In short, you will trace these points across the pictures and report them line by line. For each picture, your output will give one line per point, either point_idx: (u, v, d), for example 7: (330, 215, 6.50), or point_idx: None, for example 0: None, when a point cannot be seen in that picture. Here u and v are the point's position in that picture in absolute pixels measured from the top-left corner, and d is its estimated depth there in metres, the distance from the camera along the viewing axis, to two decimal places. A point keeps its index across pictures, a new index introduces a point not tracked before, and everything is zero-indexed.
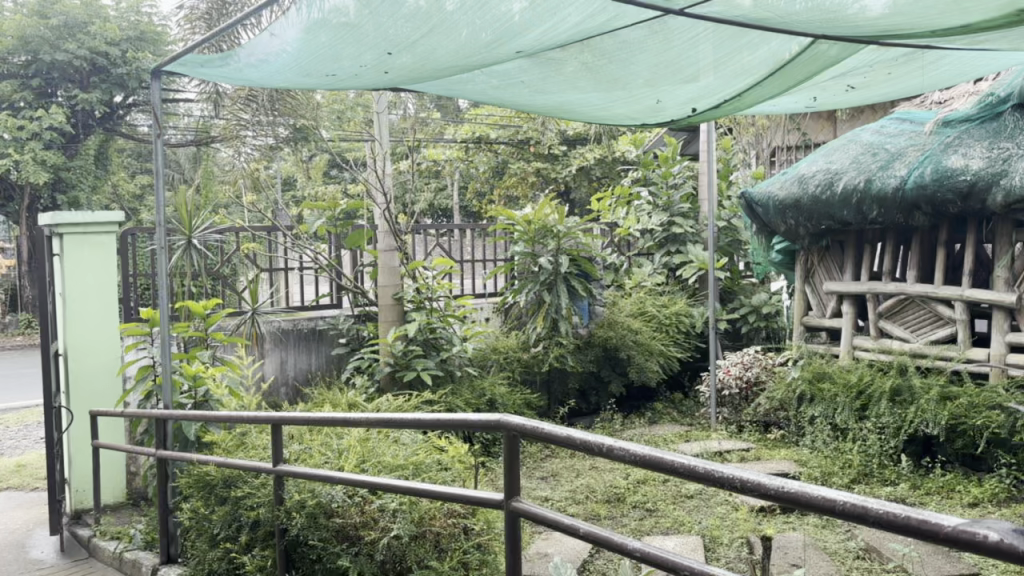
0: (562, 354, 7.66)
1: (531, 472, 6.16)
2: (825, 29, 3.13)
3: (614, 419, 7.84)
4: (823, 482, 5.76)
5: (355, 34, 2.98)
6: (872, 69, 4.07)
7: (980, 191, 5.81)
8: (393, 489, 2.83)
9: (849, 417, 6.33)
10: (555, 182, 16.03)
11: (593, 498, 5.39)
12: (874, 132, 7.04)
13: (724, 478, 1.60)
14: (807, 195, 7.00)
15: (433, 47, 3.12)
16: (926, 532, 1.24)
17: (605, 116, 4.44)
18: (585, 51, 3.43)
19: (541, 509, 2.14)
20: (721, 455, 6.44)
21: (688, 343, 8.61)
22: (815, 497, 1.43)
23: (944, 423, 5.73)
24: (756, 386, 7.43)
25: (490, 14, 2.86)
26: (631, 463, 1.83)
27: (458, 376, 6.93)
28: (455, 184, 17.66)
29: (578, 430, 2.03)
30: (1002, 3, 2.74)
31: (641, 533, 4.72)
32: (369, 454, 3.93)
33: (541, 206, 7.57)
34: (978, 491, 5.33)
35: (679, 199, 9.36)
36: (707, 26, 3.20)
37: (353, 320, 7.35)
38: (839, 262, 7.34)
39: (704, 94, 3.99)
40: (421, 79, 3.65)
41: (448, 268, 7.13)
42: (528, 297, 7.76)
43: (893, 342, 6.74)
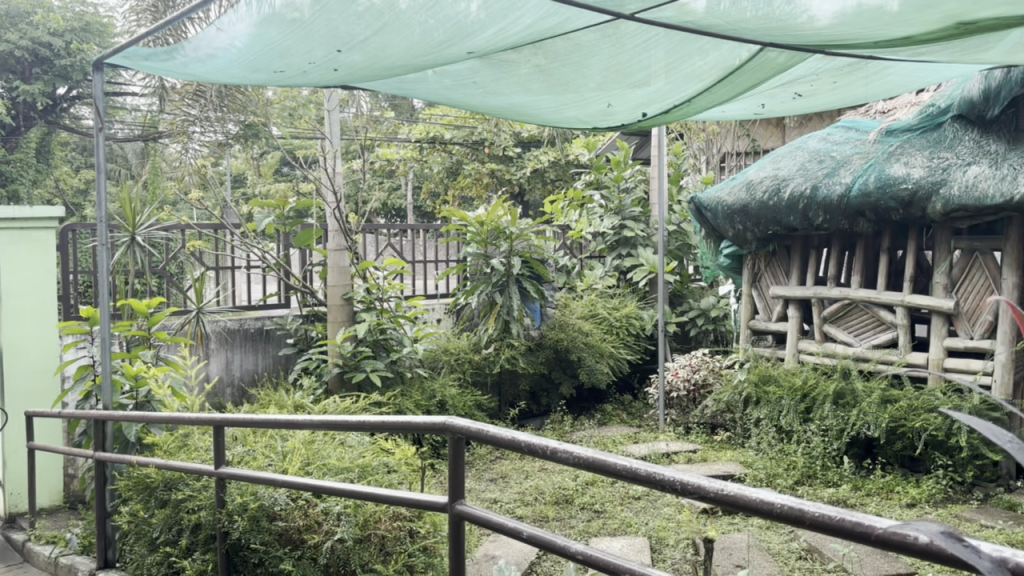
0: (513, 356, 7.74)
1: (479, 473, 6.16)
2: (773, 38, 3.19)
3: (564, 420, 7.87)
4: (767, 484, 5.84)
5: (306, 31, 2.94)
6: (818, 78, 4.15)
7: (921, 199, 5.97)
8: (338, 492, 2.79)
9: (793, 420, 6.45)
10: (509, 184, 16.01)
11: (541, 500, 5.41)
12: (821, 140, 7.17)
13: (666, 481, 1.61)
14: (755, 201, 7.09)
15: (384, 46, 3.09)
16: (859, 534, 1.27)
17: (557, 119, 4.45)
18: (537, 54, 3.43)
19: (485, 512, 2.13)
20: (668, 456, 6.51)
21: (637, 345, 8.68)
22: (753, 500, 1.45)
23: (884, 426, 5.86)
24: (703, 389, 7.54)
25: (443, 13, 2.84)
26: (573, 465, 1.84)
27: (408, 377, 6.88)
28: (408, 183, 17.57)
29: (523, 433, 2.03)
30: (944, 15, 2.83)
31: (588, 535, 4.73)
32: (314, 456, 3.90)
33: (494, 208, 7.56)
34: (916, 492, 5.47)
35: (631, 203, 9.44)
36: (658, 31, 3.23)
37: (301, 319, 7.21)
38: (785, 267, 7.45)
39: (654, 99, 4.02)
40: (372, 77, 3.61)
41: (400, 268, 7.07)
42: (479, 299, 7.77)
43: (838, 346, 6.86)
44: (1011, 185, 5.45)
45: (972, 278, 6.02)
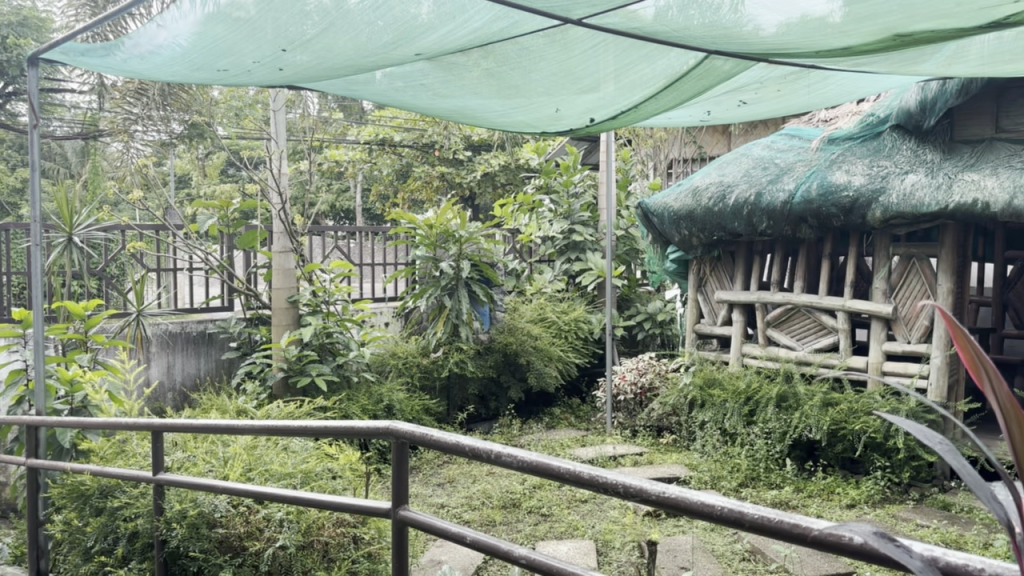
0: (462, 360, 7.68)
1: (427, 478, 6.12)
2: (718, 46, 3.23)
3: (512, 424, 7.85)
4: (712, 486, 5.90)
5: (251, 30, 2.89)
6: (763, 86, 4.22)
7: (861, 207, 6.10)
8: (280, 498, 2.74)
9: (737, 422, 6.55)
10: (459, 187, 15.97)
11: (488, 505, 5.39)
12: (765, 147, 7.31)
13: (609, 484, 1.62)
14: (700, 207, 7.18)
15: (329, 46, 3.06)
16: (796, 535, 1.30)
17: (505, 122, 4.45)
18: (485, 58, 3.42)
19: (429, 517, 2.12)
20: (615, 459, 6.54)
21: (586, 349, 8.72)
22: (694, 502, 1.47)
23: (826, 429, 5.98)
24: (650, 392, 7.62)
25: (391, 14, 2.82)
26: (517, 469, 1.83)
27: (355, 381, 6.81)
28: (357, 185, 17.41)
29: (467, 436, 2.02)
30: (881, 27, 2.91)
31: (535, 539, 4.73)
32: (256, 462, 3.84)
33: (443, 211, 7.52)
34: (856, 493, 5.59)
35: (580, 208, 9.50)
36: (606, 38, 3.25)
37: (244, 322, 7.11)
38: (729, 272, 7.57)
39: (601, 104, 4.05)
40: (318, 77, 3.57)
41: (347, 271, 7.00)
42: (427, 302, 7.74)
43: (780, 349, 6.98)
44: (946, 194, 5.63)
45: (909, 284, 6.17)
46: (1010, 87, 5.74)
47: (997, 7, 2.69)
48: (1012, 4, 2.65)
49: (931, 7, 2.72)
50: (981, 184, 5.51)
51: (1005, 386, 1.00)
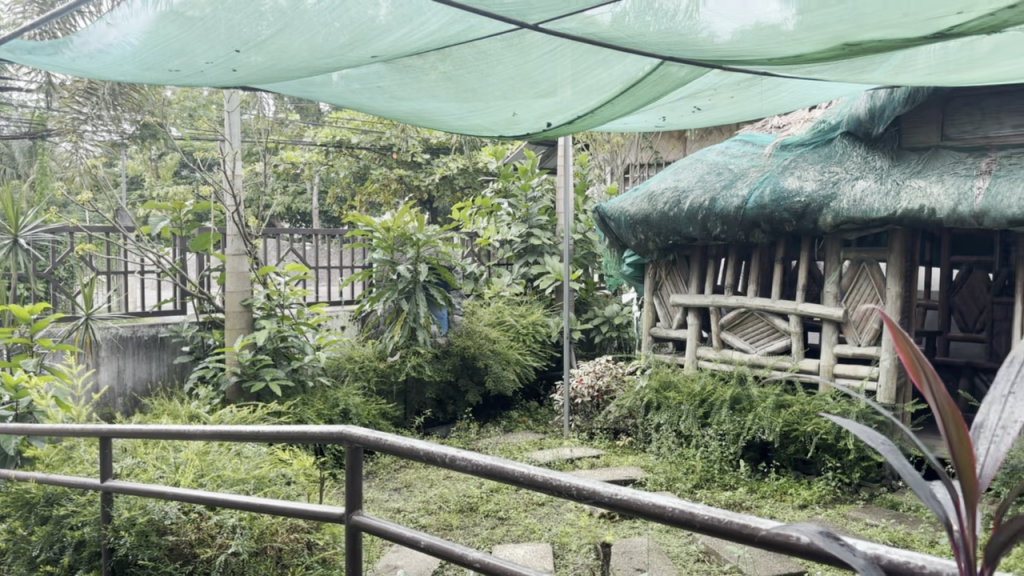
0: (419, 364, 7.65)
1: (383, 483, 6.09)
2: (673, 52, 3.27)
3: (470, 428, 7.83)
4: (667, 488, 5.95)
5: (204, 30, 2.85)
6: (717, 92, 4.27)
7: (812, 212, 6.21)
8: (232, 504, 2.70)
9: (692, 425, 6.62)
10: (417, 190, 15.90)
11: (445, 509, 5.37)
12: (719, 153, 7.42)
13: (562, 487, 1.63)
14: (656, 211, 7.25)
15: (284, 47, 3.03)
16: (745, 535, 1.32)
17: (462, 126, 4.44)
18: (442, 61, 3.42)
19: (384, 522, 2.11)
20: (572, 461, 6.57)
21: (543, 352, 8.76)
22: (645, 504, 1.48)
23: (778, 430, 6.07)
24: (607, 395, 7.67)
25: (347, 16, 2.81)
26: (471, 473, 1.83)
27: (310, 386, 6.74)
28: (314, 188, 17.26)
29: (422, 440, 2.02)
30: (831, 36, 2.97)
31: (492, 542, 4.73)
32: (208, 467, 3.79)
33: (400, 214, 7.49)
34: (808, 493, 5.68)
35: (538, 212, 9.52)
36: (563, 42, 3.27)
37: (197, 326, 7.02)
38: (684, 275, 7.65)
39: (557, 109, 4.07)
40: (273, 78, 3.52)
41: (302, 274, 6.92)
42: (384, 305, 7.69)
43: (734, 352, 7.07)
44: (894, 200, 5.76)
45: (859, 288, 6.31)
46: (956, 97, 5.87)
47: (942, 18, 2.78)
48: (956, 14, 2.74)
49: (878, 17, 2.79)
50: (927, 190, 5.65)
51: (943, 386, 1.04)
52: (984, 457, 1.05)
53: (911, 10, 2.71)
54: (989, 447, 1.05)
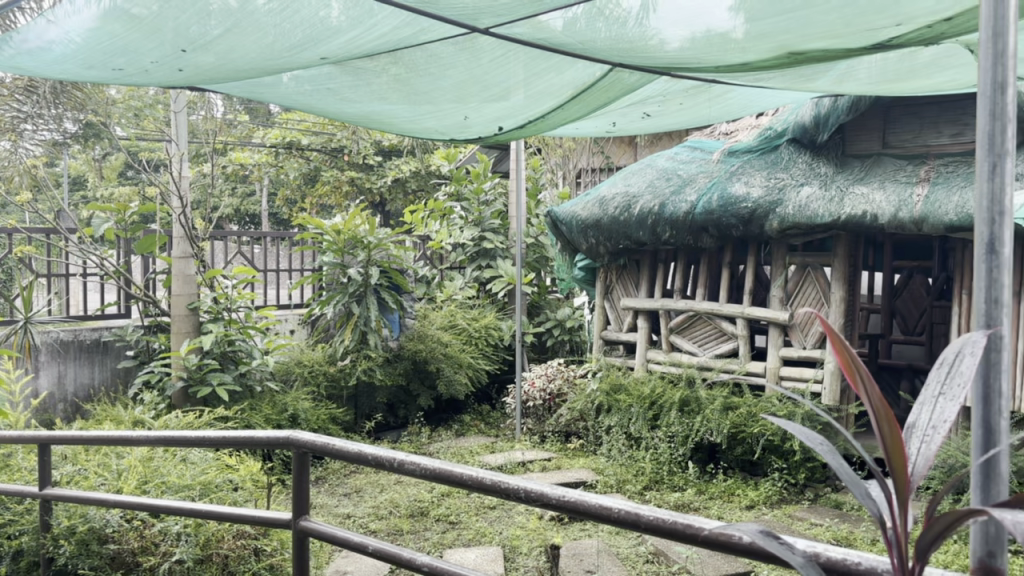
0: (370, 368, 7.61)
1: (333, 488, 6.03)
2: (623, 58, 3.31)
3: (421, 432, 7.79)
4: (618, 490, 6.00)
5: (150, 29, 2.80)
6: (665, 99, 4.33)
7: (759, 217, 6.31)
8: (177, 511, 2.65)
9: (642, 427, 6.68)
10: (369, 193, 15.78)
11: (395, 514, 5.34)
12: (668, 159, 7.50)
13: (511, 490, 1.64)
14: (607, 216, 7.30)
15: (232, 47, 2.99)
16: (688, 535, 1.35)
17: (413, 129, 4.43)
18: (393, 63, 3.40)
19: (331, 528, 2.09)
20: (524, 464, 6.59)
21: (495, 356, 8.77)
22: (591, 505, 1.50)
23: (726, 431, 6.16)
24: (558, 398, 7.71)
25: (297, 17, 2.79)
26: (421, 476, 1.84)
27: (258, 391, 6.65)
28: (264, 190, 17.04)
29: (370, 445, 2.01)
30: (776, 44, 3.03)
31: (443, 547, 4.71)
32: (152, 474, 3.72)
33: (351, 216, 7.45)
34: (755, 494, 5.77)
35: (490, 215, 9.52)
36: (514, 47, 3.28)
37: (141, 330, 6.88)
38: (635, 279, 7.72)
39: (509, 113, 4.08)
40: (220, 79, 3.48)
41: (250, 277, 6.83)
42: (335, 309, 7.63)
43: (683, 355, 7.16)
44: (838, 206, 5.90)
45: (805, 292, 6.44)
46: (895, 106, 6.06)
47: (882, 29, 2.85)
48: (894, 26, 2.82)
49: (822, 27, 2.85)
50: (869, 197, 5.79)
51: (877, 387, 1.08)
52: (916, 456, 1.08)
53: (852, 21, 2.78)
54: (921, 445, 1.09)
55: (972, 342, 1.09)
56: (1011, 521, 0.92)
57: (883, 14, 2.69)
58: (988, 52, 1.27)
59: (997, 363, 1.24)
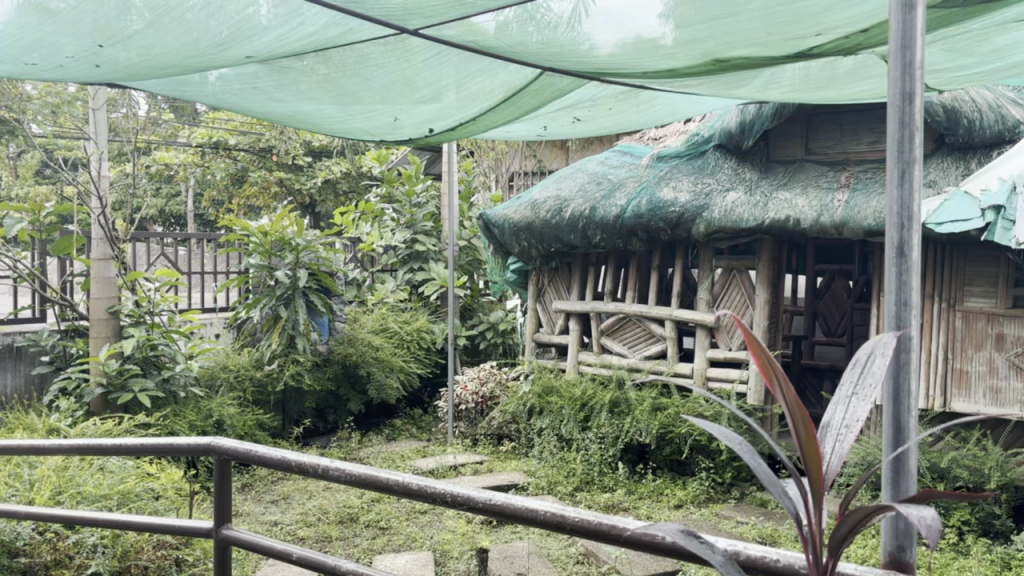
0: (298, 372, 7.49)
1: (259, 496, 5.90)
2: (553, 62, 3.33)
3: (351, 437, 7.69)
4: (549, 491, 6.03)
5: (65, 23, 2.70)
6: (596, 104, 4.37)
7: (686, 221, 6.41)
8: (92, 522, 2.56)
9: (573, 428, 6.73)
10: (298, 194, 15.54)
11: (324, 520, 5.26)
12: (599, 163, 7.59)
13: (437, 494, 1.63)
14: (539, 219, 7.34)
15: (153, 43, 2.91)
16: (612, 535, 1.37)
17: (343, 129, 4.38)
18: (321, 63, 3.35)
19: (255, 537, 2.05)
20: (455, 468, 6.56)
21: (427, 359, 8.73)
22: (517, 508, 1.50)
23: (654, 432, 6.24)
24: (491, 401, 7.71)
25: (222, 13, 2.72)
26: (345, 483, 1.81)
27: (182, 397, 6.48)
28: (189, 190, 16.63)
29: (294, 451, 1.97)
30: (703, 52, 3.09)
31: (372, 553, 4.65)
32: (66, 484, 3.61)
33: (278, 218, 7.33)
34: (683, 494, 5.86)
35: (422, 217, 9.45)
36: (445, 50, 3.27)
37: (58, 335, 6.63)
38: (566, 282, 7.78)
39: (440, 115, 4.07)
40: (141, 76, 3.37)
41: (173, 279, 6.62)
42: (261, 313, 7.49)
43: (613, 357, 7.24)
44: (762, 211, 6.03)
45: (730, 295, 6.59)
46: (817, 114, 6.24)
47: (804, 39, 2.93)
48: (815, 36, 2.90)
49: (746, 35, 2.92)
50: (792, 203, 5.94)
51: (792, 387, 1.11)
52: (830, 455, 1.11)
53: (775, 30, 2.85)
54: (836, 444, 1.11)
55: (884, 344, 1.12)
56: (917, 515, 0.94)
57: (804, 24, 2.77)
58: (896, 62, 1.32)
59: (906, 362, 1.29)
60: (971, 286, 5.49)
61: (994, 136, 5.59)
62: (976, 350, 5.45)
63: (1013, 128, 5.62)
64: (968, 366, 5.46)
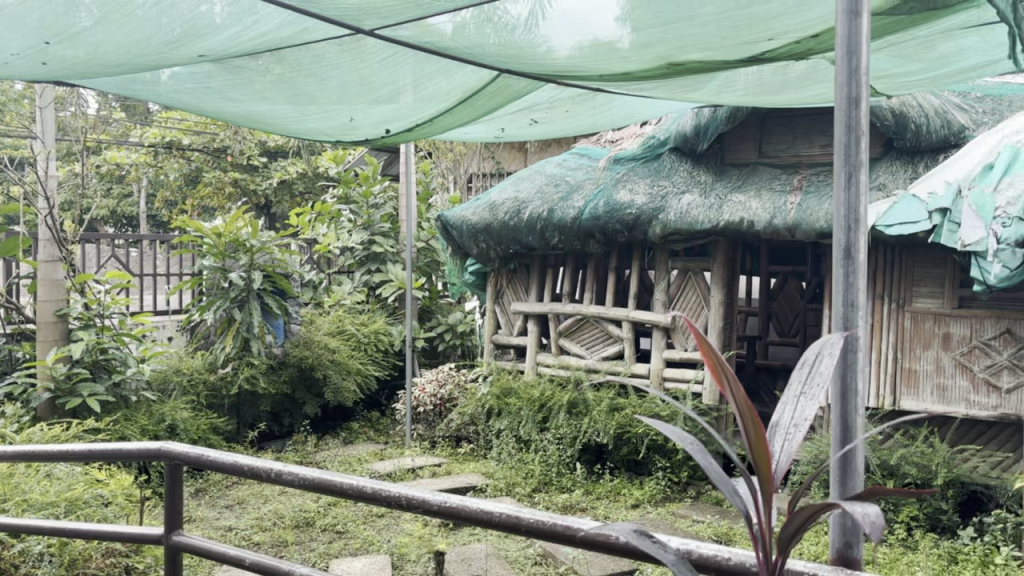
0: (253, 376, 7.40)
1: (213, 501, 5.82)
2: (510, 64, 3.34)
3: (307, 440, 7.62)
4: (507, 493, 6.04)
5: (9, 19, 2.63)
6: (554, 106, 4.38)
7: (642, 223, 6.46)
8: (37, 529, 2.50)
9: (531, 429, 6.74)
10: (254, 195, 15.34)
11: (279, 524, 5.20)
12: (557, 166, 7.62)
13: (392, 498, 1.62)
14: (497, 221, 7.34)
15: (102, 41, 2.85)
16: (567, 536, 1.38)
17: (298, 130, 4.33)
18: (276, 63, 3.32)
19: (208, 542, 2.02)
20: (413, 471, 6.53)
21: (385, 361, 8.69)
22: (473, 510, 1.50)
23: (612, 432, 6.28)
24: (449, 403, 7.69)
25: (174, 11, 2.68)
26: (299, 487, 1.79)
27: (133, 401, 6.36)
28: (141, 191, 16.32)
29: (247, 455, 1.95)
30: (657, 55, 3.12)
31: (329, 557, 4.62)
32: (12, 491, 3.53)
33: (233, 219, 7.25)
34: (640, 493, 5.91)
35: (379, 218, 9.39)
36: (402, 50, 3.26)
37: (3, 339, 6.45)
38: (524, 284, 7.80)
39: (396, 116, 4.05)
40: (90, 74, 3.31)
41: (124, 282, 6.48)
42: (215, 315, 7.38)
43: (571, 358, 7.27)
44: (716, 213, 6.10)
45: (686, 296, 6.66)
46: (770, 117, 6.34)
47: (756, 43, 2.97)
48: (767, 41, 2.95)
49: (700, 40, 2.96)
50: (746, 205, 6.02)
51: (742, 387, 1.12)
52: (779, 453, 1.13)
53: (728, 34, 2.89)
54: (784, 443, 1.13)
55: (830, 344, 1.14)
56: (861, 512, 0.96)
57: (757, 28, 2.82)
58: (844, 67, 1.34)
59: (853, 362, 1.32)
60: (919, 287, 5.61)
61: (940, 140, 5.73)
62: (923, 349, 5.57)
63: (958, 133, 5.78)
64: (917, 366, 5.58)
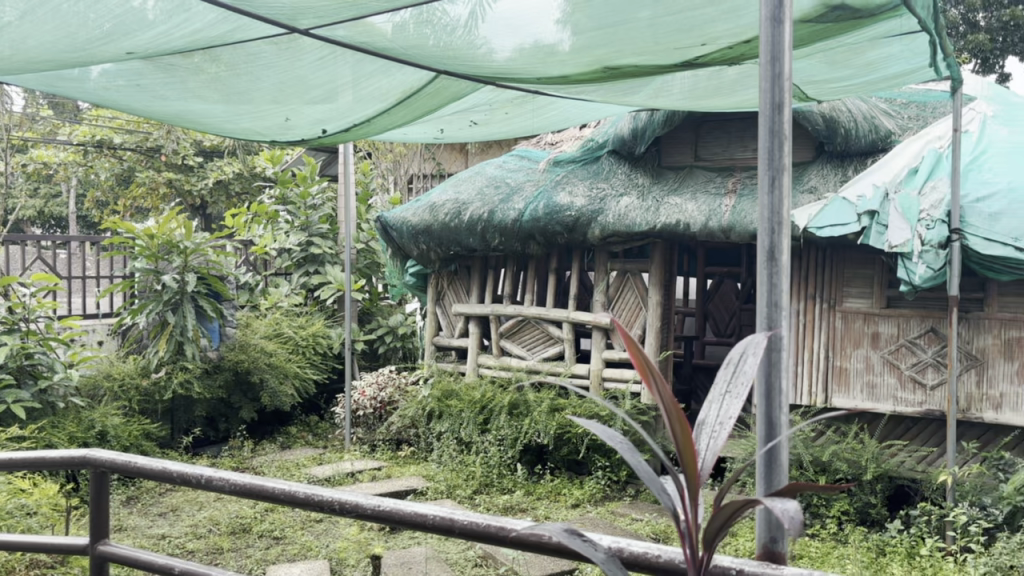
0: (187, 380, 7.23)
1: (145, 509, 5.67)
2: (448, 65, 3.33)
3: (243, 446, 7.50)
4: (448, 495, 6.02)
5: None
6: (493, 108, 4.39)
7: (582, 225, 6.51)
8: None
9: (472, 431, 6.74)
10: (189, 196, 15.02)
11: (215, 532, 5.11)
12: (497, 167, 7.64)
13: (324, 502, 1.60)
14: (437, 222, 7.32)
15: (25, 36, 2.76)
16: (500, 536, 1.38)
17: (231, 129, 4.25)
18: (209, 62, 3.25)
19: (135, 553, 1.97)
20: (353, 475, 6.47)
21: (324, 364, 8.58)
22: (407, 513, 1.49)
23: (552, 432, 6.31)
24: (389, 406, 7.63)
25: (102, 7, 2.61)
26: (230, 492, 1.76)
27: (60, 407, 6.16)
28: (70, 191, 15.82)
29: (177, 462, 1.91)
30: (594, 58, 3.15)
31: (266, 563, 4.55)
32: None
33: (166, 219, 7.08)
34: (580, 493, 5.95)
35: (318, 220, 9.29)
36: (338, 50, 3.23)
37: None
38: (465, 285, 7.79)
39: (333, 116, 4.01)
40: (13, 70, 3.20)
41: (51, 284, 6.27)
42: (148, 318, 7.19)
43: (512, 359, 7.29)
44: (654, 215, 6.18)
45: (625, 297, 6.73)
46: (705, 122, 6.46)
47: (690, 48, 3.02)
48: (701, 46, 3.00)
49: (636, 44, 2.99)
50: (682, 207, 6.11)
51: (668, 386, 1.15)
52: (705, 451, 1.15)
53: (663, 39, 2.94)
54: (710, 441, 1.16)
55: (754, 344, 1.17)
56: (781, 508, 0.99)
57: (691, 33, 2.86)
58: (766, 73, 1.39)
59: (777, 360, 1.36)
60: (849, 287, 5.77)
61: (867, 145, 5.92)
62: (854, 348, 5.73)
63: (885, 137, 5.97)
64: (847, 364, 5.74)
